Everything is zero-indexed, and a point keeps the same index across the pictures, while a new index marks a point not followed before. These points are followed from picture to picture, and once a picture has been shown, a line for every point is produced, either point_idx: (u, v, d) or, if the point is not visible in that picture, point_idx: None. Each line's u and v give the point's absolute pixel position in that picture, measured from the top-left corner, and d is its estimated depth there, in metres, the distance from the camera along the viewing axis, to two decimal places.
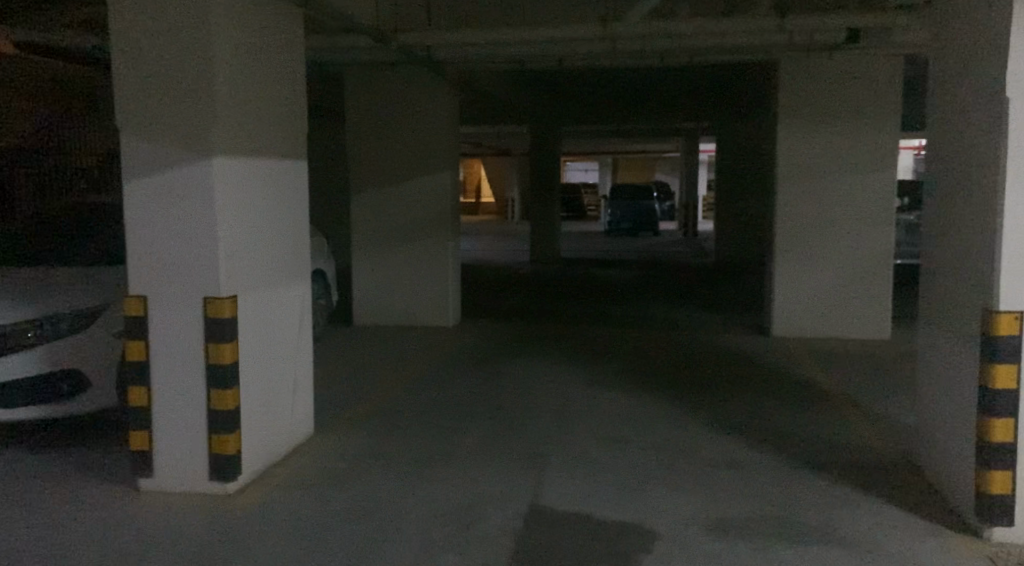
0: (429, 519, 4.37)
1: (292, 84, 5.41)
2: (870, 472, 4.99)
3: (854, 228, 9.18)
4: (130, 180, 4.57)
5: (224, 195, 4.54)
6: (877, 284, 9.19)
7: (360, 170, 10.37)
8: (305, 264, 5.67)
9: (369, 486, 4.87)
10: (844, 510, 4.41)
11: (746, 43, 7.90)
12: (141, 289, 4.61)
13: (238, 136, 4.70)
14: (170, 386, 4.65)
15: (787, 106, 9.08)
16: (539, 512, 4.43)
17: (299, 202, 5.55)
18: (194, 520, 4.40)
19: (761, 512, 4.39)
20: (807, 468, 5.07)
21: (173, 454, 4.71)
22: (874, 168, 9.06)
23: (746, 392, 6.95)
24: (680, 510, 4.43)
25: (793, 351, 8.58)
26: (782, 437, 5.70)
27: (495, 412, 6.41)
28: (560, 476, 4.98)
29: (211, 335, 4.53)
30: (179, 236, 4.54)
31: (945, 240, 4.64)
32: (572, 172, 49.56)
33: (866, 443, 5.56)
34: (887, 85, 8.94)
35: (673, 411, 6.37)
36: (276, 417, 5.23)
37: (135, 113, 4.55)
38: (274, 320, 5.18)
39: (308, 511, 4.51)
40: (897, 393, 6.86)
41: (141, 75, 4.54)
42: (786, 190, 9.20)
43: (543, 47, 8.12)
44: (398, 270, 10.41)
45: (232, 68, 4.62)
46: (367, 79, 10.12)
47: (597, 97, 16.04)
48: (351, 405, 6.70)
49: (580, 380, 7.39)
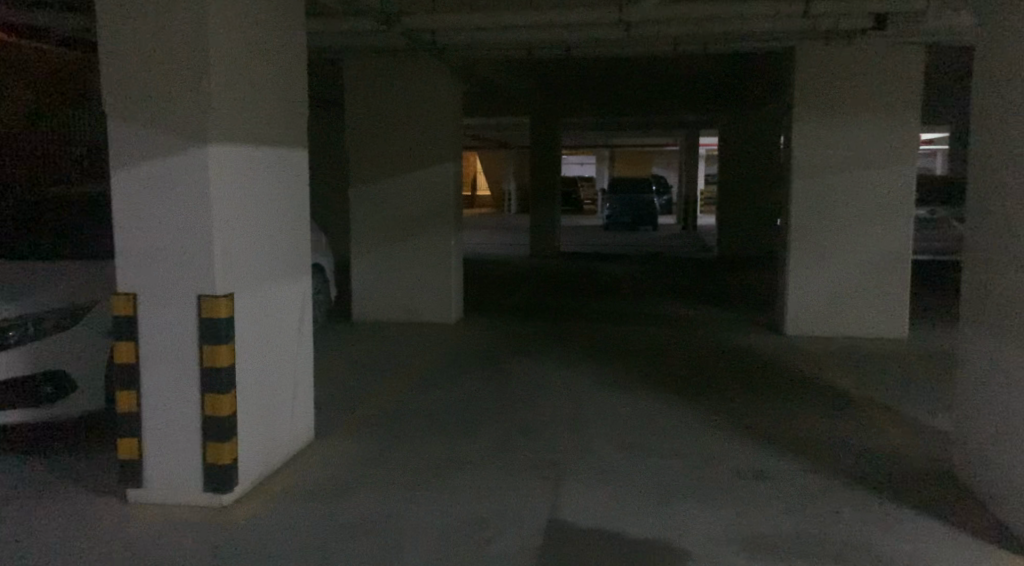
0: (441, 535, 4.06)
1: (292, 67, 5.08)
2: (908, 486, 4.71)
3: (873, 223, 8.89)
4: (118, 167, 4.23)
5: (220, 186, 4.22)
6: (895, 282, 8.91)
7: (361, 160, 10.05)
8: (306, 260, 5.35)
9: (375, 497, 4.58)
10: (884, 526, 4.13)
11: (764, 27, 7.59)
12: (129, 285, 4.29)
13: (235, 124, 4.37)
14: (161, 391, 4.33)
15: (803, 96, 8.79)
16: (560, 527, 4.14)
17: (300, 194, 5.23)
18: (184, 535, 4.07)
19: (795, 528, 4.11)
20: (839, 480, 4.79)
21: (164, 463, 4.39)
22: (893, 161, 8.77)
23: (766, 395, 6.68)
24: (710, 525, 4.14)
25: (810, 351, 8.32)
26: (809, 446, 5.42)
27: (505, 416, 6.13)
28: (579, 486, 4.70)
29: (206, 337, 4.21)
30: (172, 229, 4.21)
31: (990, 236, 4.36)
32: (568, 166, 49.23)
33: (901, 454, 5.28)
34: (907, 76, 8.65)
35: (692, 416, 6.09)
36: (274, 423, 4.91)
37: (123, 94, 4.22)
38: (273, 320, 4.86)
39: (310, 525, 4.20)
40: (927, 398, 6.59)
41: (131, 59, 4.21)
42: (801, 184, 8.92)
43: (553, 31, 7.80)
44: (399, 265, 10.08)
45: (229, 48, 4.30)
46: (368, 66, 9.81)
47: (602, 87, 15.74)
48: (353, 407, 6.41)
49: (592, 383, 7.10)
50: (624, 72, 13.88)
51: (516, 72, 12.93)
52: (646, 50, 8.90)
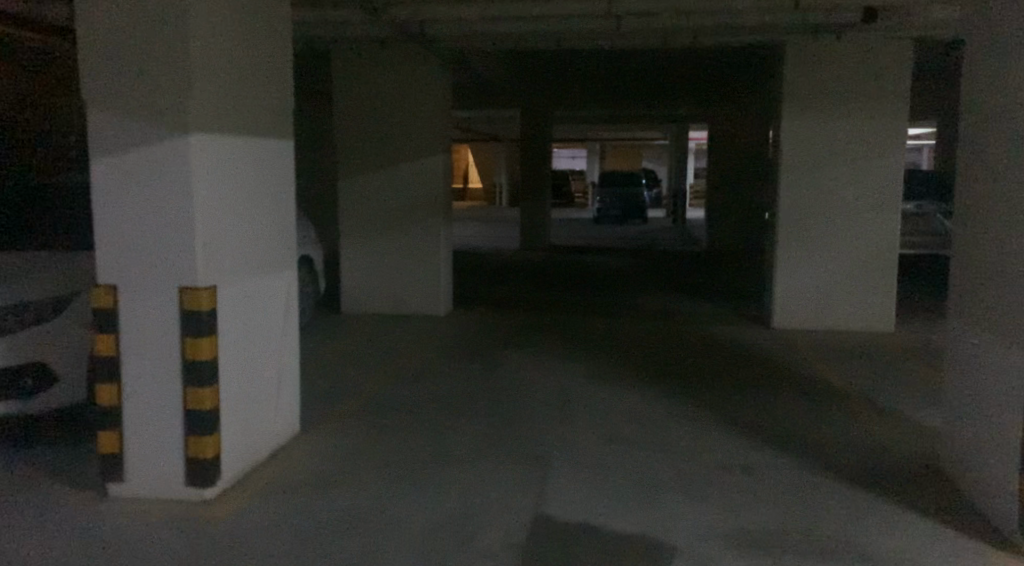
0: (426, 531, 4.02)
1: (277, 56, 5.01)
2: (895, 482, 4.70)
3: (862, 218, 8.90)
4: (96, 158, 4.16)
5: (201, 177, 4.16)
6: (883, 277, 8.92)
7: (349, 152, 9.98)
8: (291, 252, 5.29)
9: (360, 491, 4.55)
10: (871, 521, 4.13)
11: (755, 19, 7.56)
12: (109, 277, 4.23)
13: (217, 114, 4.31)
14: (141, 384, 4.27)
15: (793, 90, 8.78)
16: (546, 522, 4.11)
17: (284, 186, 5.17)
18: (166, 530, 4.02)
19: (783, 523, 4.09)
20: (826, 474, 4.79)
21: (145, 458, 4.34)
22: (882, 155, 8.77)
23: (754, 389, 6.69)
24: (696, 520, 4.12)
25: (798, 346, 8.32)
26: (797, 440, 5.42)
27: (493, 410, 6.11)
28: (566, 480, 4.69)
29: (187, 330, 4.16)
30: (152, 219, 4.15)
31: (976, 229, 4.36)
32: (559, 159, 49.12)
33: (888, 449, 5.28)
34: (897, 70, 8.63)
35: (680, 410, 6.09)
36: (258, 418, 4.86)
37: (101, 81, 4.15)
38: (257, 312, 4.81)
39: (293, 519, 4.17)
40: (915, 393, 6.60)
41: (111, 48, 4.13)
42: (791, 178, 8.92)
43: (543, 21, 7.74)
44: (388, 258, 10.03)
45: (211, 36, 4.24)
46: (356, 56, 9.73)
47: (592, 79, 15.67)
48: (340, 400, 6.38)
49: (581, 376, 7.09)
50: (614, 64, 13.83)
51: (506, 63, 12.86)
52: (637, 42, 8.85)
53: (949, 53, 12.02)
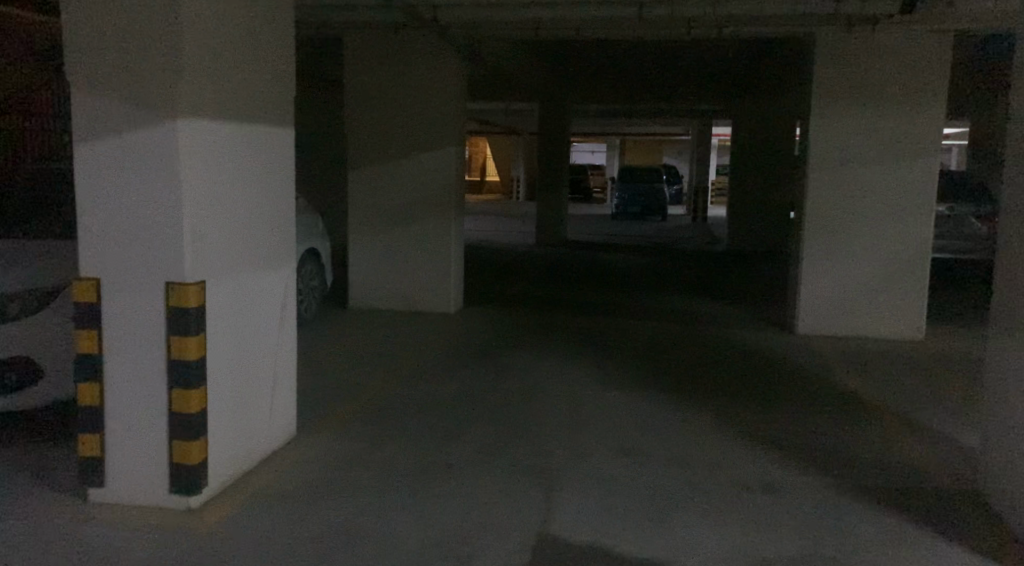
0: (418, 547, 3.73)
1: (277, 41, 4.73)
2: (927, 504, 4.35)
3: (891, 221, 8.52)
4: (81, 144, 3.92)
5: (191, 164, 3.90)
6: (912, 282, 8.54)
7: (358, 142, 9.72)
8: (290, 246, 5.02)
9: (354, 501, 4.28)
10: (902, 547, 3.79)
11: (783, 9, 7.22)
12: (93, 270, 3.99)
13: (210, 99, 4.04)
14: (123, 383, 4.03)
15: (822, 87, 8.43)
16: (549, 541, 3.82)
17: (284, 178, 4.91)
18: (143, 539, 3.77)
19: (806, 550, 3.75)
20: (853, 494, 4.46)
21: (126, 461, 4.10)
22: (914, 156, 8.38)
23: (775, 400, 6.36)
24: (707, 543, 3.80)
25: (821, 352, 7.98)
26: (821, 456, 5.10)
27: (498, 416, 5.82)
28: (573, 495, 4.39)
29: (173, 328, 3.91)
30: (139, 211, 3.90)
31: (1018, 234, 4.00)
32: (579, 153, 48.58)
33: (920, 468, 4.92)
34: (931, 67, 8.24)
35: (696, 421, 5.78)
36: (249, 421, 4.60)
37: (85, 61, 3.90)
38: (251, 310, 4.54)
39: (280, 530, 3.91)
40: (947, 407, 6.24)
41: (98, 29, 3.88)
42: (817, 177, 8.55)
43: (557, 6, 7.40)
44: (398, 253, 9.77)
45: (204, 16, 3.97)
46: (369, 45, 9.46)
47: (613, 71, 15.31)
48: (340, 402, 6.14)
49: (593, 381, 6.81)
50: (635, 55, 13.45)
51: (523, 53, 12.54)
52: (659, 33, 8.52)
53: (989, 48, 11.56)
